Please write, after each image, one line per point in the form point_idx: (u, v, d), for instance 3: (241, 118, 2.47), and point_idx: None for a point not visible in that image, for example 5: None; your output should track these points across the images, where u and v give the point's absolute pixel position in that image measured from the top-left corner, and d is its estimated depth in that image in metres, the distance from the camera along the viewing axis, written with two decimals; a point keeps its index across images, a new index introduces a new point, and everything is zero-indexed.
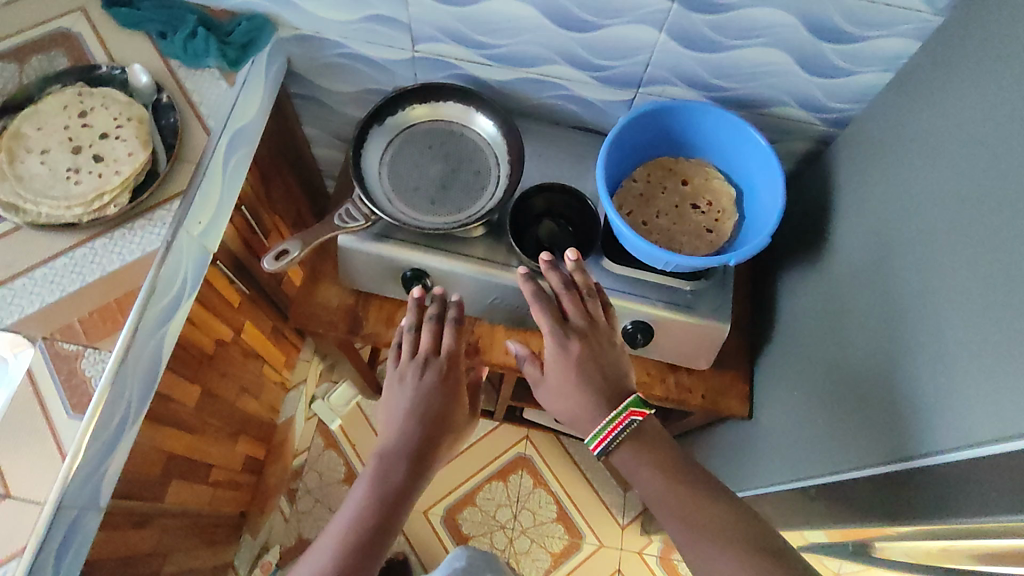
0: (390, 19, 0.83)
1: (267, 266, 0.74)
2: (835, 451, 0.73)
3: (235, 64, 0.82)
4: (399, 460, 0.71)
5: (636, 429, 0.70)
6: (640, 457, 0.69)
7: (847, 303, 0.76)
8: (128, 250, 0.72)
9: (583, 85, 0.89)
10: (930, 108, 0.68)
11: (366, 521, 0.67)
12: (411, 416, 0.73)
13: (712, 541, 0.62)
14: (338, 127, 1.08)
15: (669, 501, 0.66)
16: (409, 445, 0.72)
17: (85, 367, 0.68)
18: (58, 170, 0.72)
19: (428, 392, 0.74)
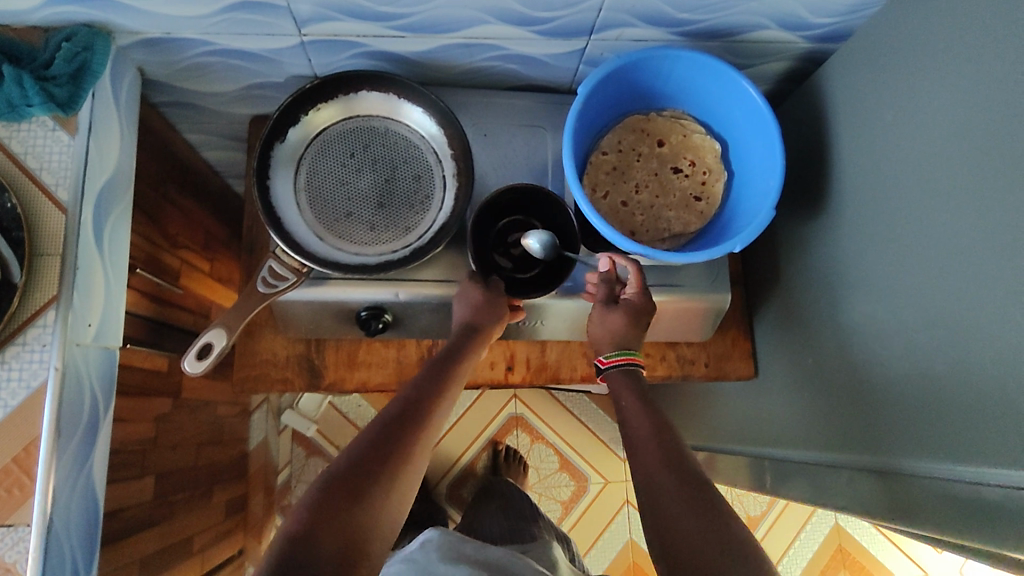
0: (258, 4, 0.62)
1: (189, 370, 0.62)
2: (847, 425, 0.69)
3: (70, 107, 0.62)
4: (433, 384, 0.65)
5: (636, 372, 0.68)
6: (632, 391, 0.66)
7: (850, 264, 0.68)
8: (8, 391, 0.57)
9: (522, 42, 0.72)
10: (947, 32, 0.56)
11: (386, 427, 0.58)
12: (456, 342, 0.69)
13: (660, 465, 0.57)
14: (227, 128, 0.88)
15: (639, 432, 0.61)
16: (449, 362, 0.67)
17: (5, 552, 0.55)
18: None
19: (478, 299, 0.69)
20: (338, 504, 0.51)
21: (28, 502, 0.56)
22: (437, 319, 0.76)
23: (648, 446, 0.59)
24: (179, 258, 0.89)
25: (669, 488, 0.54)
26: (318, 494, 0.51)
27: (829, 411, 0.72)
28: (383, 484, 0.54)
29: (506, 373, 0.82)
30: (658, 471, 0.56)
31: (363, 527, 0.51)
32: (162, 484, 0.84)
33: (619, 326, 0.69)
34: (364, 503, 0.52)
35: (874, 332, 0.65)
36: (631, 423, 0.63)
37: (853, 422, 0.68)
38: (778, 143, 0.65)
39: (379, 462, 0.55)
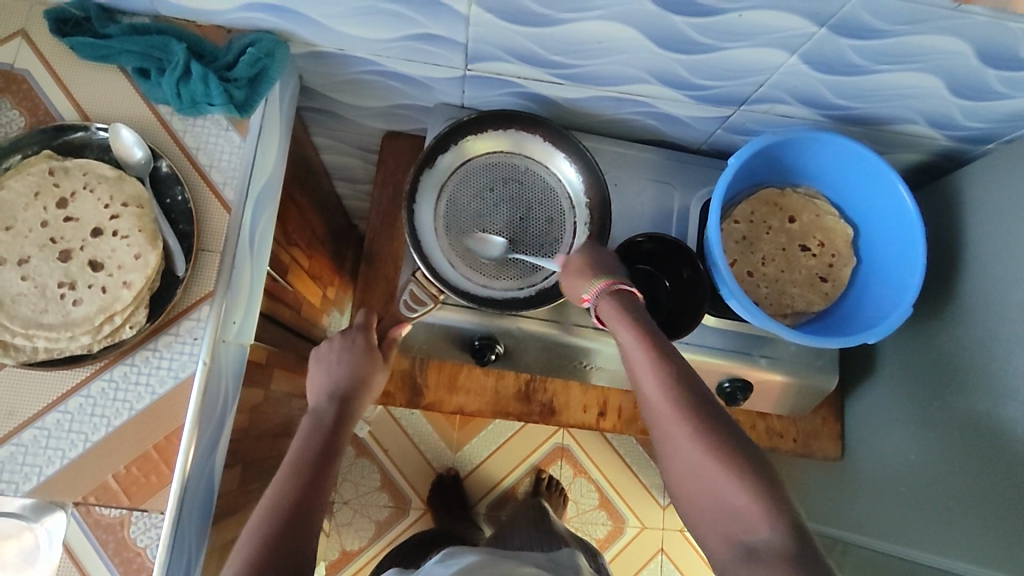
0: (440, 38, 0.65)
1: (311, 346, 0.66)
2: (970, 519, 0.66)
3: (245, 108, 0.65)
4: (321, 411, 0.63)
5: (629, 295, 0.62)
6: (619, 315, 0.60)
7: (979, 363, 0.68)
8: (157, 378, 0.59)
9: (672, 103, 0.73)
10: None
11: (309, 457, 0.58)
12: (342, 356, 0.66)
13: (673, 412, 0.54)
14: (355, 138, 0.90)
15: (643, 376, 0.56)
16: (348, 385, 0.65)
17: (136, 536, 0.57)
18: (48, 291, 0.56)
19: (344, 351, 0.66)
20: (277, 561, 0.49)
21: (163, 491, 0.57)
22: (545, 357, 0.77)
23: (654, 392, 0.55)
24: (290, 254, 0.92)
25: (691, 451, 0.52)
26: (261, 542, 0.50)
27: (951, 503, 0.69)
28: (312, 539, 0.53)
29: (598, 419, 0.83)
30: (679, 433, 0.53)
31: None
32: (248, 475, 0.85)
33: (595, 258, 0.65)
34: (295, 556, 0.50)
35: (1005, 438, 0.64)
36: (637, 362, 0.57)
37: (981, 518, 0.65)
38: (921, 242, 0.66)
39: (309, 505, 0.54)
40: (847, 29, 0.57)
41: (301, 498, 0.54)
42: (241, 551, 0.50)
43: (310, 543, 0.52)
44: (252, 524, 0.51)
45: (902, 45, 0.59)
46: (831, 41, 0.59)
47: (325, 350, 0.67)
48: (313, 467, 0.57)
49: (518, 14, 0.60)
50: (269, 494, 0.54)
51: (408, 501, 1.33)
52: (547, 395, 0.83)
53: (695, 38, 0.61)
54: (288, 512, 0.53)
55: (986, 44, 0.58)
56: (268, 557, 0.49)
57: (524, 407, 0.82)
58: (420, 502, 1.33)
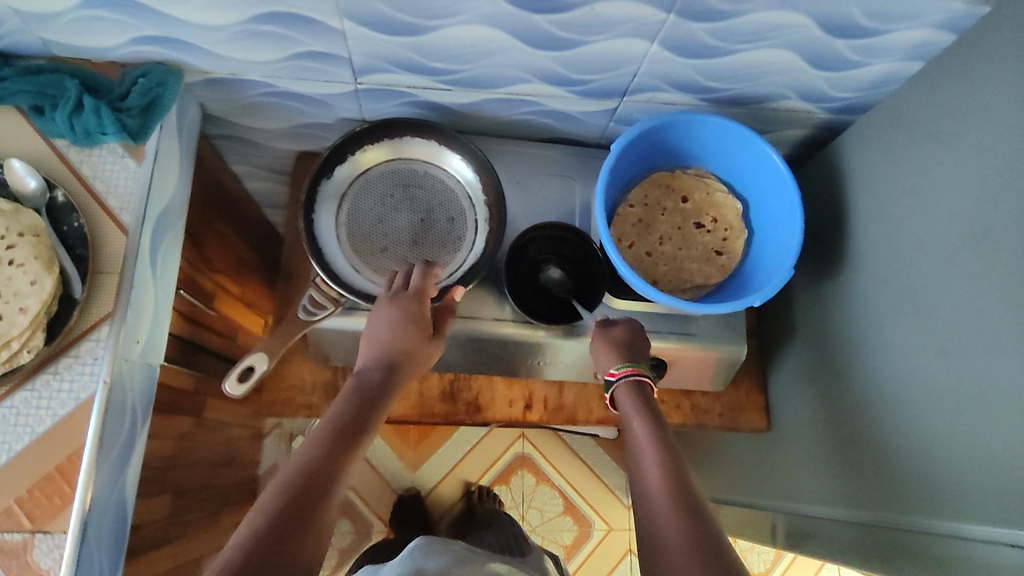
0: (322, 55, 0.68)
1: (229, 391, 0.66)
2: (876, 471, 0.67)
3: (141, 134, 0.67)
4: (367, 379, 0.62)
5: (644, 387, 0.66)
6: (639, 412, 0.63)
7: (870, 323, 0.71)
8: (57, 401, 0.60)
9: (559, 100, 0.77)
10: (957, 120, 0.60)
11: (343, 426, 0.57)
12: (397, 322, 0.65)
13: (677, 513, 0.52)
14: (271, 161, 0.93)
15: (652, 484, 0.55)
16: (397, 352, 0.64)
17: (40, 559, 0.57)
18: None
19: (401, 316, 0.65)
20: (291, 518, 0.47)
21: (65, 512, 0.58)
22: (462, 354, 0.79)
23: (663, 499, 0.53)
24: (215, 280, 0.93)
25: (665, 529, 0.51)
26: (281, 498, 0.48)
27: (852, 453, 0.72)
28: (331, 508, 0.50)
29: (524, 413, 0.85)
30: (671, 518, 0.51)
31: (306, 553, 0.46)
32: (179, 503, 0.84)
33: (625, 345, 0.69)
34: (313, 521, 0.48)
35: (888, 385, 0.67)
36: (640, 446, 0.59)
37: (875, 465, 0.68)
38: (798, 207, 0.69)
39: (336, 475, 0.52)
40: (695, 13, 0.61)
41: (328, 465, 0.52)
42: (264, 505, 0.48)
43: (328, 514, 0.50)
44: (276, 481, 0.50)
45: (750, 24, 0.63)
46: (684, 27, 0.63)
47: (385, 309, 0.67)
48: (347, 438, 0.56)
49: (388, 24, 0.63)
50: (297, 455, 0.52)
51: (369, 525, 1.33)
52: (472, 393, 0.85)
53: (559, 34, 0.64)
54: (313, 473, 0.51)
55: (824, 16, 0.62)
56: (287, 513, 0.47)
57: (450, 407, 0.84)
58: (382, 525, 1.33)
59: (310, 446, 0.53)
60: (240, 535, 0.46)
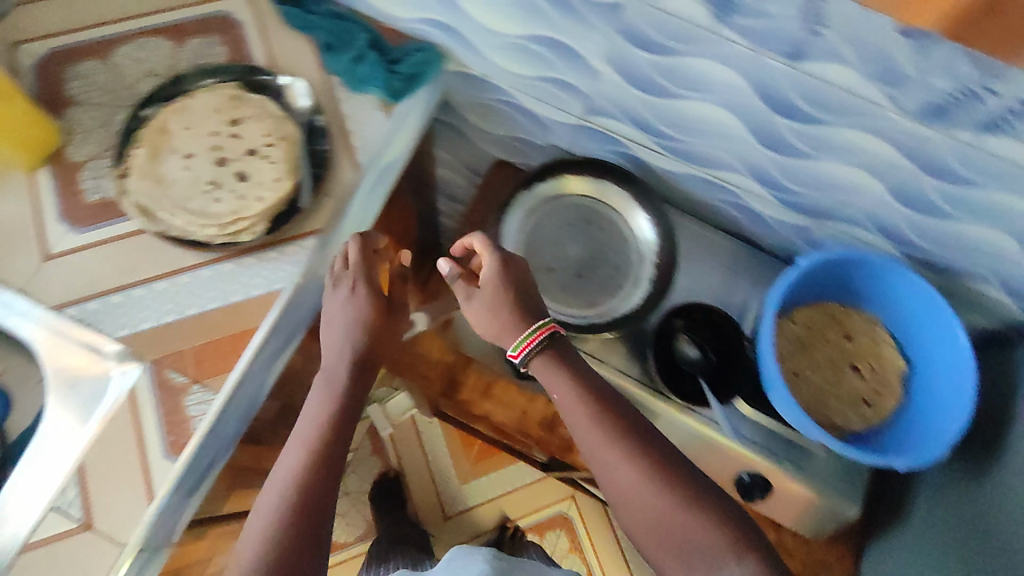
0: (570, 85, 0.75)
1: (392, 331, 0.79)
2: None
3: (398, 96, 0.77)
4: (334, 371, 0.66)
5: (555, 344, 0.65)
6: (555, 374, 0.63)
7: (1005, 533, 0.63)
8: (252, 282, 0.68)
9: (759, 199, 0.79)
10: None
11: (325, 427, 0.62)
12: (346, 308, 0.68)
13: (677, 510, 0.55)
14: (472, 158, 1.01)
15: (626, 485, 0.57)
16: (364, 345, 0.67)
17: (189, 404, 0.64)
18: (198, 187, 0.68)
19: (348, 307, 0.68)
20: (297, 531, 0.55)
21: (225, 374, 0.65)
22: None
23: (637, 496, 0.57)
24: None
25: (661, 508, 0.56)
26: (280, 512, 0.56)
27: None
28: (325, 513, 0.58)
29: None
30: (671, 521, 0.55)
31: (313, 559, 0.56)
32: None
33: (500, 300, 0.65)
34: (316, 527, 0.57)
35: None
36: (585, 434, 0.60)
37: None
38: (968, 395, 0.66)
39: (326, 490, 0.59)
40: (930, 167, 0.62)
41: (314, 474, 0.59)
42: (264, 517, 0.56)
43: (327, 512, 0.58)
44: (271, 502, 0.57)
45: (983, 198, 0.63)
46: (915, 176, 0.64)
47: (336, 302, 0.69)
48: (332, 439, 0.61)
49: (642, 81, 0.69)
50: (286, 470, 0.59)
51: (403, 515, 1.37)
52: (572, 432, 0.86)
53: (792, 142, 0.67)
54: (303, 491, 0.57)
55: None
56: (295, 539, 0.55)
57: (546, 435, 0.85)
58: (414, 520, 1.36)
59: (295, 456, 0.60)
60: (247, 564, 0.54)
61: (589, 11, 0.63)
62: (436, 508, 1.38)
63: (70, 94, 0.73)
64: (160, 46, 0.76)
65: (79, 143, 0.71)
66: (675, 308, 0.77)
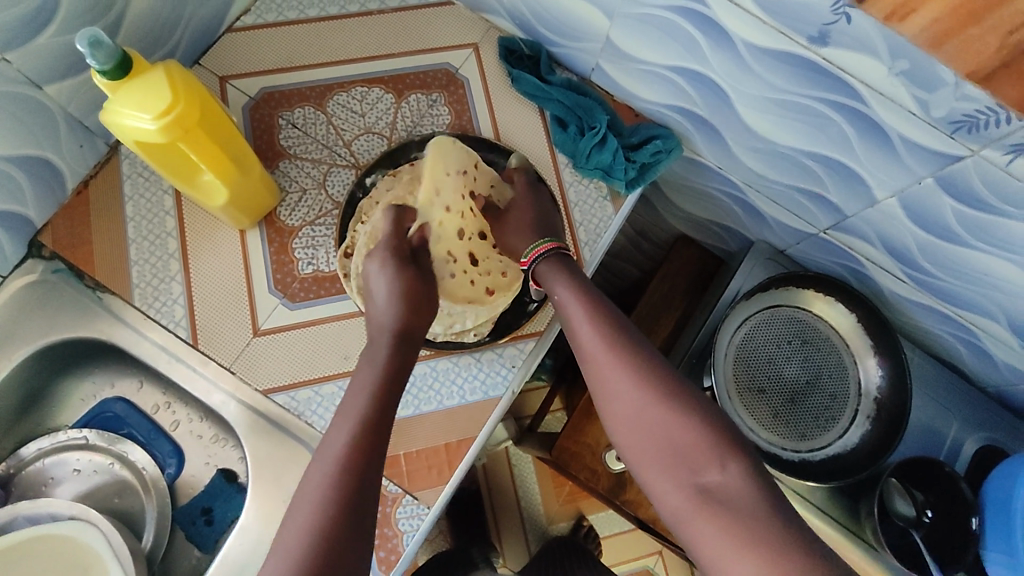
0: (825, 200, 0.68)
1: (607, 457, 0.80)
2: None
3: (630, 187, 0.70)
4: (375, 346, 0.54)
5: (563, 258, 0.60)
6: (567, 287, 0.58)
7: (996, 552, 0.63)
8: (470, 386, 0.62)
9: (1000, 345, 0.71)
10: None
11: (369, 395, 0.51)
12: (391, 277, 0.56)
13: (673, 420, 0.50)
14: (650, 227, 0.95)
15: (627, 404, 0.52)
16: (411, 308, 0.55)
17: (399, 518, 0.59)
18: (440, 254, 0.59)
19: (392, 269, 0.56)
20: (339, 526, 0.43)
21: (439, 487, 0.60)
22: None
23: (646, 427, 0.51)
24: None
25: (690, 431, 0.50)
26: (317, 507, 0.44)
27: None
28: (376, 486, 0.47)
29: None
30: (658, 426, 0.50)
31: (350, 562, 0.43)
32: None
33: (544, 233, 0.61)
34: (362, 512, 0.45)
35: None
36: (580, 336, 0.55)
37: None
38: None
39: (375, 461, 0.47)
40: None
41: (367, 447, 0.47)
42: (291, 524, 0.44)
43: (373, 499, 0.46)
44: (308, 501, 0.44)
45: None
46: None
47: (373, 280, 0.57)
48: (376, 414, 0.49)
49: (929, 221, 0.61)
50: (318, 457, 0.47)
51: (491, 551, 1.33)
52: None
53: None
54: (351, 461, 0.46)
55: None
56: (340, 503, 0.44)
57: None
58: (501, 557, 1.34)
59: (340, 430, 0.49)
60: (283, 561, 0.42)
61: (911, 153, 0.55)
62: (521, 549, 1.35)
63: (284, 145, 0.68)
64: (382, 98, 0.71)
65: (292, 206, 0.66)
66: (904, 461, 0.71)
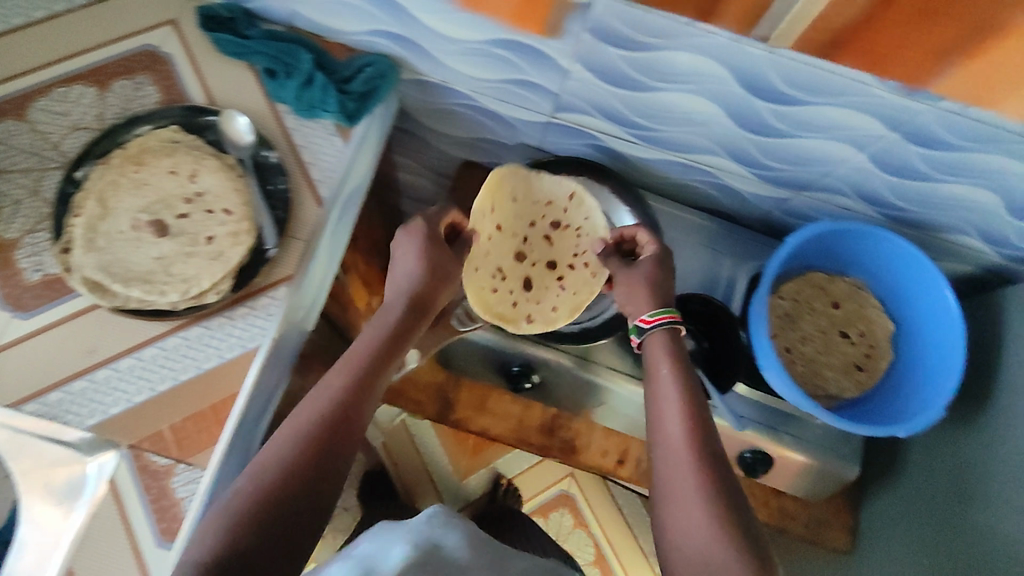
0: (536, 85, 0.71)
1: None
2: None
3: (353, 119, 0.70)
4: (387, 308, 0.65)
5: (674, 332, 0.64)
6: (669, 359, 0.62)
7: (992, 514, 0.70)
8: (227, 344, 0.64)
9: (736, 177, 0.78)
10: None
11: (360, 360, 0.59)
12: (422, 253, 0.67)
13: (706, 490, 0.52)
14: (433, 162, 0.97)
15: (682, 470, 0.54)
16: (425, 286, 0.67)
17: (177, 486, 0.61)
18: (491, 264, 0.77)
19: (414, 251, 0.68)
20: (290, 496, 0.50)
21: (212, 448, 0.62)
22: (576, 395, 0.82)
23: (681, 481, 0.54)
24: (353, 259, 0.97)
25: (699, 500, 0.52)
26: (287, 466, 0.50)
27: None
28: (340, 468, 0.53)
29: (615, 465, 0.86)
30: (690, 500, 0.53)
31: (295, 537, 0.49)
32: None
33: (653, 276, 0.67)
34: (308, 485, 0.51)
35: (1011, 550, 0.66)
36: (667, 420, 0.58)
37: None
38: (961, 350, 0.67)
39: (340, 438, 0.54)
40: (915, 137, 0.61)
41: (336, 421, 0.54)
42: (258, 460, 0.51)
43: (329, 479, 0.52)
44: (272, 452, 0.51)
45: (966, 160, 0.62)
46: (900, 146, 0.63)
47: (402, 245, 0.69)
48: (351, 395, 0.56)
49: (615, 76, 0.65)
50: (299, 415, 0.54)
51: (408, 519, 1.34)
52: (570, 433, 0.87)
53: (771, 123, 0.65)
54: (336, 412, 0.55)
55: None
56: (293, 474, 0.50)
57: (545, 440, 0.87)
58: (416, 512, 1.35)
59: (326, 392, 0.56)
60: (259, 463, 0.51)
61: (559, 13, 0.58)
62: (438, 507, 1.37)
63: None
64: (84, 93, 0.70)
65: (6, 220, 0.64)
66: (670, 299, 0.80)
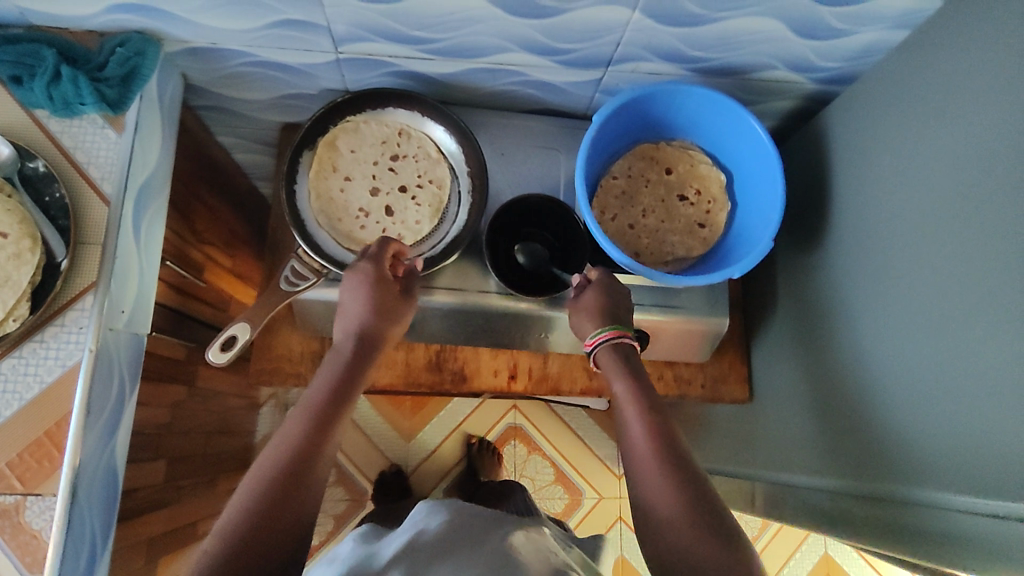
0: (303, 23, 0.66)
1: (214, 360, 0.68)
2: (852, 457, 0.69)
3: (117, 106, 0.67)
4: (341, 347, 0.65)
5: (627, 347, 0.65)
6: (622, 374, 0.63)
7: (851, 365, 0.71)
8: (45, 368, 0.61)
9: (542, 69, 0.76)
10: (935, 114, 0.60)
11: (322, 395, 0.61)
12: (359, 290, 0.66)
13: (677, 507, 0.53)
14: (255, 133, 0.92)
15: (654, 486, 0.55)
16: (371, 325, 0.66)
17: (31, 519, 0.59)
18: (351, 211, 0.75)
19: (366, 287, 0.66)
20: (264, 515, 0.51)
21: (55, 476, 0.60)
22: (446, 326, 0.81)
23: (655, 499, 0.54)
24: (205, 254, 0.94)
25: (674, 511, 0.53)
26: (263, 489, 0.52)
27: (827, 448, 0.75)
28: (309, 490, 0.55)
29: (509, 381, 0.87)
30: (659, 510, 0.54)
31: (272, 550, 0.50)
32: (174, 469, 0.85)
33: (603, 304, 0.67)
34: (281, 505, 0.52)
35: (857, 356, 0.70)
36: (630, 433, 0.59)
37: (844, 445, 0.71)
38: (783, 179, 0.68)
39: (309, 461, 0.55)
40: None
41: (302, 446, 0.56)
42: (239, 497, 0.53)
43: (302, 498, 0.54)
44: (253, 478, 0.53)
45: None
46: None
47: (346, 288, 0.67)
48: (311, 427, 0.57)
49: None
50: (278, 438, 0.57)
51: (364, 492, 1.33)
52: (457, 362, 0.86)
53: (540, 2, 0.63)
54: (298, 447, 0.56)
55: None
56: (267, 497, 0.52)
57: (435, 376, 0.85)
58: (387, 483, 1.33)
59: (293, 425, 0.58)
60: (226, 513, 0.52)
61: None
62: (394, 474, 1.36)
63: None
64: None
65: None
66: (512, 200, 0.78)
